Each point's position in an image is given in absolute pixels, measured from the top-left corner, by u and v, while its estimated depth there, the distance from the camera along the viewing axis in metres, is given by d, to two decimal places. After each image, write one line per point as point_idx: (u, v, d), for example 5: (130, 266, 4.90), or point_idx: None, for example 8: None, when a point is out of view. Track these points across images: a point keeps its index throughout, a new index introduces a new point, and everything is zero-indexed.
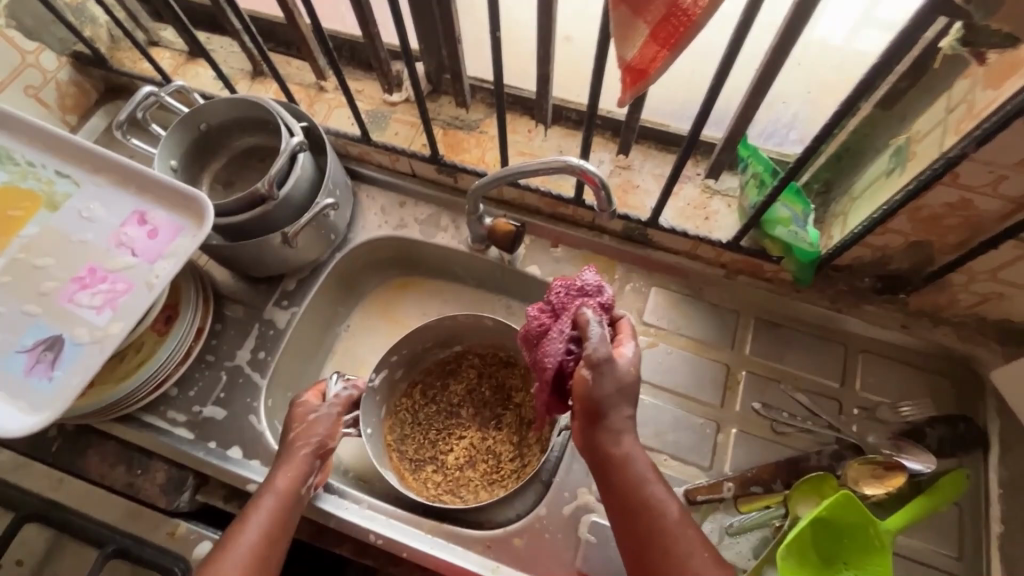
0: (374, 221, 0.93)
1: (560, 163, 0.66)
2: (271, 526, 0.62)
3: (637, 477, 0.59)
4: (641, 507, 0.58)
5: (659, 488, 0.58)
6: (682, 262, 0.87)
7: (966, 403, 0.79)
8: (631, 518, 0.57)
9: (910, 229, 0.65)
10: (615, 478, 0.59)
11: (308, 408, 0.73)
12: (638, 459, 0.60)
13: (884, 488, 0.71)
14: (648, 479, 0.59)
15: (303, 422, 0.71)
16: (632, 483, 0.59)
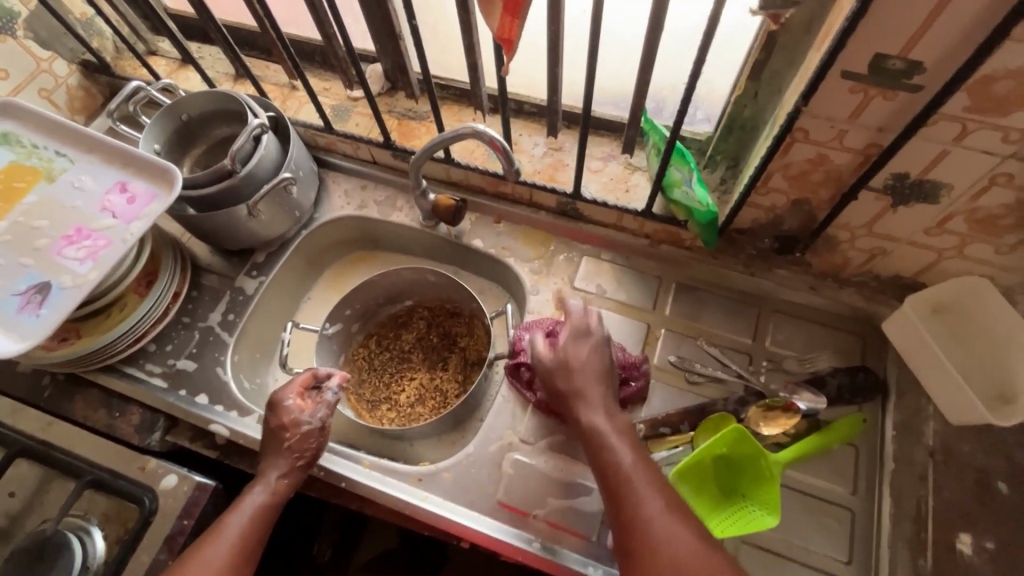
0: (338, 203, 1.04)
1: (468, 130, 0.77)
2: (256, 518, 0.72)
3: (602, 438, 0.64)
4: (608, 465, 0.62)
5: (625, 447, 0.63)
6: (609, 233, 0.96)
7: (870, 357, 0.85)
8: (598, 476, 0.62)
9: (787, 188, 0.73)
10: (584, 441, 0.65)
11: (298, 418, 0.78)
12: (602, 422, 0.65)
13: (778, 428, 0.78)
14: (613, 439, 0.64)
15: (295, 432, 0.77)
16: (597, 446, 0.64)
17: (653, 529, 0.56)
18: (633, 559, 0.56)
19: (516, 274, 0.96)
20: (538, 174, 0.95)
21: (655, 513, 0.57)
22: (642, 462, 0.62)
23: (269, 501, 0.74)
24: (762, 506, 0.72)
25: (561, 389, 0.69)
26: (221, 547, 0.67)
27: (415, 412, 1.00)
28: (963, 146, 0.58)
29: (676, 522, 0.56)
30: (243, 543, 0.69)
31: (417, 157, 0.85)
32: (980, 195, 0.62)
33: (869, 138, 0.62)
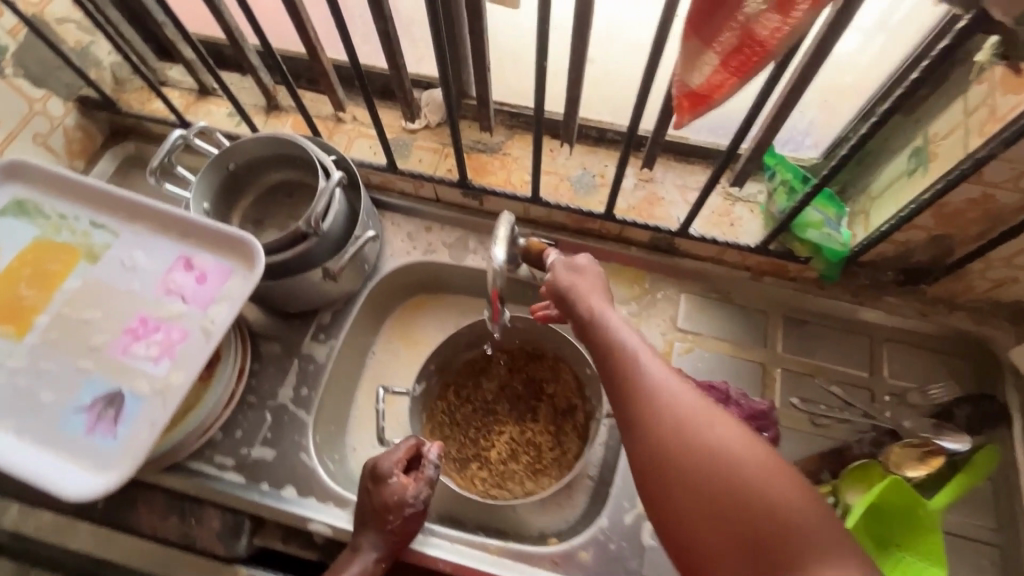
0: (402, 248, 0.94)
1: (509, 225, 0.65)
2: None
3: (643, 377, 0.51)
4: (640, 408, 0.50)
5: (671, 381, 0.51)
6: (707, 267, 0.90)
7: (985, 381, 0.83)
8: (644, 424, 0.49)
9: (932, 224, 0.69)
10: (619, 387, 0.52)
11: (400, 500, 0.70)
12: (638, 359, 0.53)
13: (925, 469, 0.73)
14: (651, 376, 0.51)
15: (396, 514, 0.70)
16: (645, 382, 0.51)
17: (736, 487, 0.44)
18: (685, 508, 0.46)
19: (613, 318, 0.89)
20: (632, 209, 0.88)
21: (741, 464, 0.45)
22: (691, 415, 0.48)
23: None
24: (924, 558, 0.68)
25: (597, 339, 0.58)
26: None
27: (508, 470, 0.90)
28: None
29: (772, 482, 0.44)
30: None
31: (511, 214, 0.67)
32: None
33: None
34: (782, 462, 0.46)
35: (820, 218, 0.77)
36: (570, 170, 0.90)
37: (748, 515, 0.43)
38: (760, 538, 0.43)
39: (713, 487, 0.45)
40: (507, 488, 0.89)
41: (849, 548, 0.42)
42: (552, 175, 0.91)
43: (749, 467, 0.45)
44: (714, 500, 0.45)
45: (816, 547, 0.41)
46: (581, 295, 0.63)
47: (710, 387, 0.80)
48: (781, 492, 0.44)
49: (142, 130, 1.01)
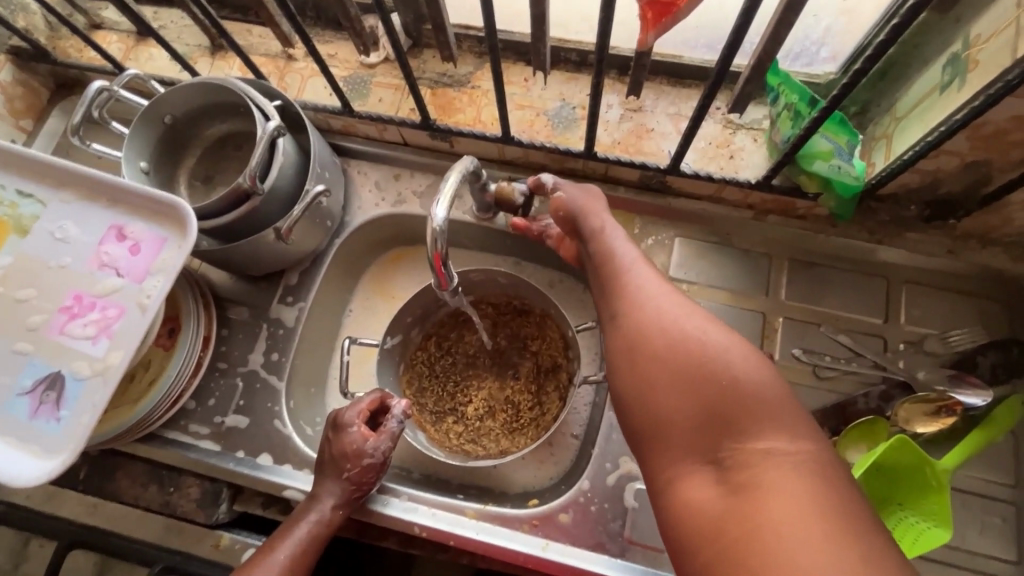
0: (370, 200, 0.86)
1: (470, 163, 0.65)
2: (298, 565, 0.64)
3: (626, 271, 0.59)
4: (620, 291, 0.57)
5: (647, 274, 0.58)
6: (705, 207, 0.81)
7: (1018, 326, 0.74)
8: (623, 303, 0.56)
9: (967, 149, 0.58)
10: (609, 278, 0.60)
11: (360, 450, 0.68)
12: (624, 258, 0.60)
13: (937, 425, 0.68)
14: (635, 271, 0.58)
15: (356, 464, 0.68)
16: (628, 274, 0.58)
17: (703, 359, 0.49)
18: (651, 374, 0.51)
19: None
20: (618, 144, 0.78)
21: (711, 344, 0.49)
22: (670, 303, 0.54)
23: (313, 540, 0.66)
24: (926, 518, 0.64)
25: (593, 247, 0.64)
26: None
27: (480, 428, 0.86)
28: None
29: (741, 363, 0.48)
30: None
31: (474, 159, 0.65)
32: None
33: None
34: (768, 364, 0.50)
35: (829, 147, 0.66)
36: (547, 103, 0.80)
37: (710, 382, 0.47)
38: (720, 404, 0.46)
39: (682, 358, 0.49)
40: (478, 445, 0.85)
41: (809, 444, 0.45)
42: (526, 109, 0.80)
43: (718, 347, 0.49)
44: (680, 367, 0.49)
45: (763, 419, 0.45)
46: (591, 214, 0.66)
47: None
48: (742, 369, 0.48)
49: (85, 82, 0.93)
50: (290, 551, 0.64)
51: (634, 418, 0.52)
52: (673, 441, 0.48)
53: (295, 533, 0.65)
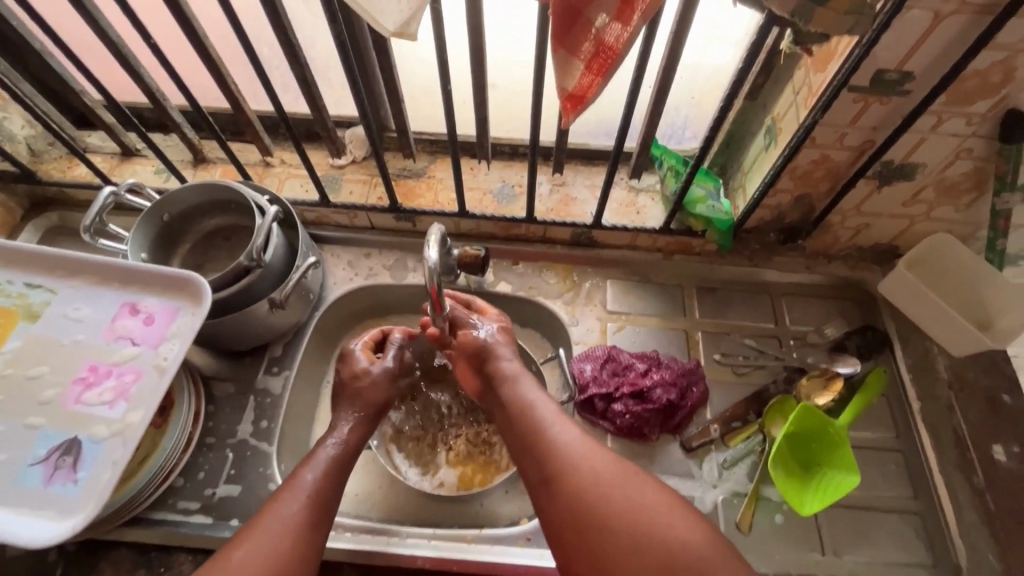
0: (344, 276, 0.99)
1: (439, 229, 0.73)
2: (323, 482, 0.68)
3: (548, 429, 0.69)
4: (540, 447, 0.68)
5: (567, 432, 0.69)
6: (626, 254, 1.01)
7: (867, 315, 0.97)
8: (550, 468, 0.66)
9: (793, 187, 0.83)
10: (532, 435, 0.70)
11: (356, 367, 0.82)
12: (545, 416, 0.71)
13: (830, 395, 0.86)
14: (552, 429, 0.69)
15: (365, 381, 0.80)
16: (552, 438, 0.68)
17: (610, 486, 0.63)
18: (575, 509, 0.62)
19: (550, 311, 0.97)
20: (551, 211, 0.98)
21: (615, 476, 0.63)
22: (585, 451, 0.66)
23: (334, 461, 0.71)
24: (840, 469, 0.78)
25: (518, 408, 0.73)
26: (278, 523, 0.62)
27: (469, 468, 0.92)
28: (941, 131, 0.72)
29: (634, 483, 0.63)
30: (311, 513, 0.65)
31: (440, 225, 0.73)
32: (948, 167, 0.77)
33: (866, 135, 0.73)
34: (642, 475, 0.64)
35: (703, 194, 0.90)
36: (491, 183, 0.99)
37: (635, 545, 0.58)
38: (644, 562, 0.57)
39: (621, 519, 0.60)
40: (470, 482, 0.91)
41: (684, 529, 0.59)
42: (474, 189, 0.99)
43: (610, 472, 0.64)
44: (598, 506, 0.61)
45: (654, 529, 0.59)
46: (523, 385, 0.76)
47: (644, 355, 0.89)
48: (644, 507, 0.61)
49: (65, 198, 1.01)
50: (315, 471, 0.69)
51: (557, 542, 0.63)
52: (610, 567, 0.59)
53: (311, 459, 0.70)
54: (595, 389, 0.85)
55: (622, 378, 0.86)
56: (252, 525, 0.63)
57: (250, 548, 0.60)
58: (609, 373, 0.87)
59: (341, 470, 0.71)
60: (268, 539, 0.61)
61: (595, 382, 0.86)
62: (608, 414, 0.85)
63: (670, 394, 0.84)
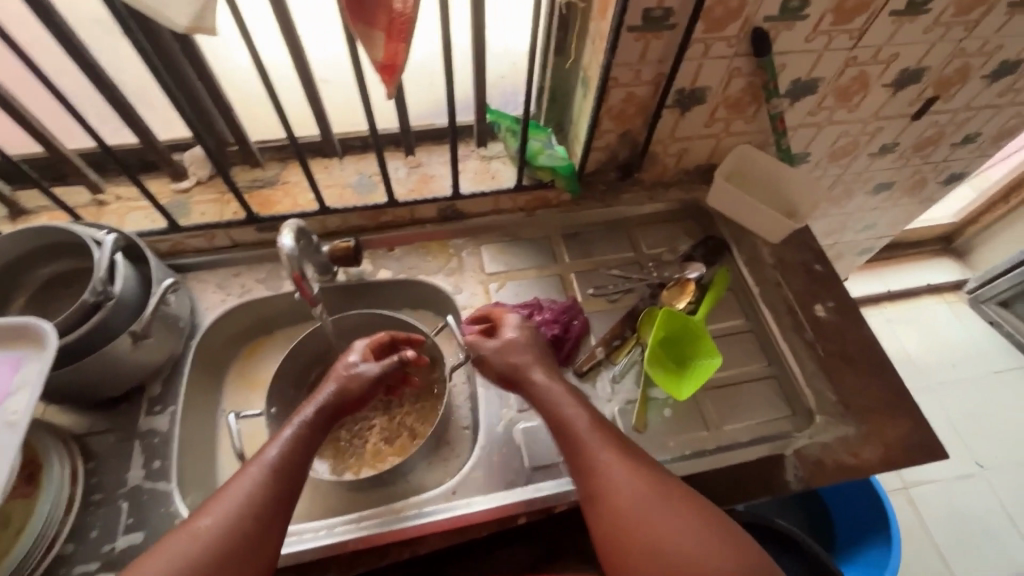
0: (216, 298, 0.96)
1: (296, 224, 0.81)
2: (280, 464, 0.67)
3: (598, 454, 0.70)
4: (589, 473, 0.69)
5: (610, 455, 0.69)
6: (493, 219, 1.08)
7: (706, 227, 1.12)
8: (599, 492, 0.68)
9: (615, 125, 0.94)
10: (579, 457, 0.71)
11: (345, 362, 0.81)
12: (589, 441, 0.71)
13: (687, 297, 0.99)
14: (597, 450, 0.70)
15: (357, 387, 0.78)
16: (602, 468, 0.69)
17: (661, 522, 0.64)
18: (626, 534, 0.65)
19: (434, 285, 1.01)
20: (411, 192, 1.02)
21: (666, 513, 0.64)
22: (606, 447, 0.70)
23: (293, 440, 0.70)
24: (705, 355, 0.91)
25: (560, 429, 0.73)
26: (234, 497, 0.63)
27: (394, 443, 0.96)
28: (711, 55, 0.85)
29: (686, 521, 0.64)
30: (262, 492, 0.64)
31: (293, 221, 0.80)
32: (728, 86, 0.92)
33: (656, 69, 0.85)
34: (695, 513, 0.65)
35: (539, 146, 0.98)
36: (348, 178, 1.01)
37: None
38: None
39: (667, 556, 0.62)
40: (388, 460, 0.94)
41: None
42: (332, 187, 1.00)
43: (663, 508, 0.65)
44: (648, 540, 0.63)
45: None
46: (559, 399, 0.76)
47: (527, 304, 0.96)
48: (691, 551, 0.62)
49: None
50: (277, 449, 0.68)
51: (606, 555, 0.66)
52: None
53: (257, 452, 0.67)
54: None
55: None
56: (219, 492, 0.64)
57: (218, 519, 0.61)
58: None
59: (297, 449, 0.69)
60: (231, 501, 0.63)
61: (484, 337, 0.92)
62: None
63: (552, 330, 0.92)
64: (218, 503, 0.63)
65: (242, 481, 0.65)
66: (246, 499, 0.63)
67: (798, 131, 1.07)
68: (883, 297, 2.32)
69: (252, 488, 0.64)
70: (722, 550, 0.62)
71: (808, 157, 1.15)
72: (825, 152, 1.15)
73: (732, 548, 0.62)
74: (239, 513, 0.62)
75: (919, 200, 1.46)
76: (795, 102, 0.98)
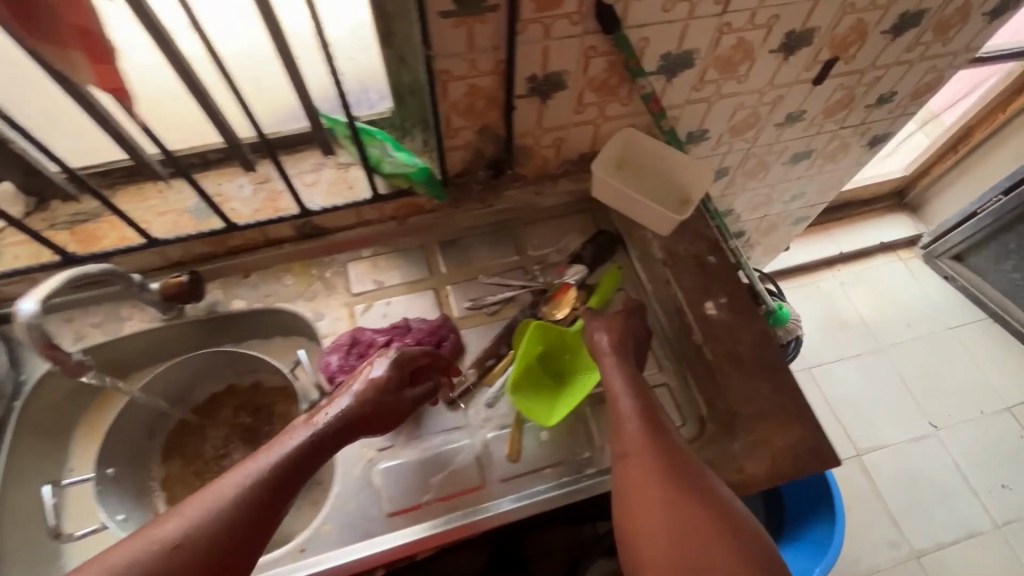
0: (44, 350, 0.86)
1: (66, 277, 0.68)
2: (285, 471, 0.63)
3: (638, 444, 0.70)
4: (631, 455, 0.69)
5: (645, 444, 0.69)
6: (360, 232, 0.98)
7: (598, 220, 1.02)
8: (634, 482, 0.67)
9: (467, 122, 0.84)
10: (625, 435, 0.71)
11: (371, 371, 0.72)
12: (640, 422, 0.71)
13: (566, 307, 0.89)
14: (643, 435, 0.70)
15: (391, 402, 0.72)
16: (645, 455, 0.68)
17: (691, 526, 0.62)
18: (648, 533, 0.63)
19: (294, 313, 0.92)
20: (258, 212, 0.91)
21: (693, 518, 0.62)
22: (634, 419, 0.72)
23: (304, 449, 0.65)
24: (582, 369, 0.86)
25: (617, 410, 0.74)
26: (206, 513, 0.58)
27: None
28: (555, 36, 0.75)
29: (715, 532, 0.62)
30: (248, 509, 0.60)
31: (80, 268, 0.71)
32: (587, 67, 0.81)
33: (493, 57, 0.75)
34: (722, 521, 0.63)
35: (378, 154, 0.87)
36: (185, 202, 0.91)
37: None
38: None
39: (689, 561, 0.60)
40: None
41: None
42: (166, 213, 0.90)
43: (690, 510, 0.63)
44: (673, 543, 0.61)
45: None
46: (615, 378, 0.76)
47: (392, 327, 0.88)
48: (720, 558, 0.60)
49: None
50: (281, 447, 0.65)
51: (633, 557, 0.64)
52: None
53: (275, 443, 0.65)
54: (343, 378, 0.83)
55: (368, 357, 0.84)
56: (197, 494, 0.60)
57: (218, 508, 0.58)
58: (351, 357, 0.84)
59: (299, 464, 0.65)
60: (212, 503, 0.59)
61: (339, 371, 0.84)
62: None
63: None
64: (194, 505, 0.59)
65: (226, 482, 0.61)
66: (224, 515, 0.58)
67: (686, 108, 0.96)
68: (836, 259, 2.23)
69: (235, 496, 0.60)
70: (749, 563, 0.60)
71: (706, 134, 1.05)
72: (725, 126, 1.05)
73: (744, 548, 0.61)
74: (222, 525, 0.58)
75: (845, 165, 1.36)
76: (672, 79, 0.88)
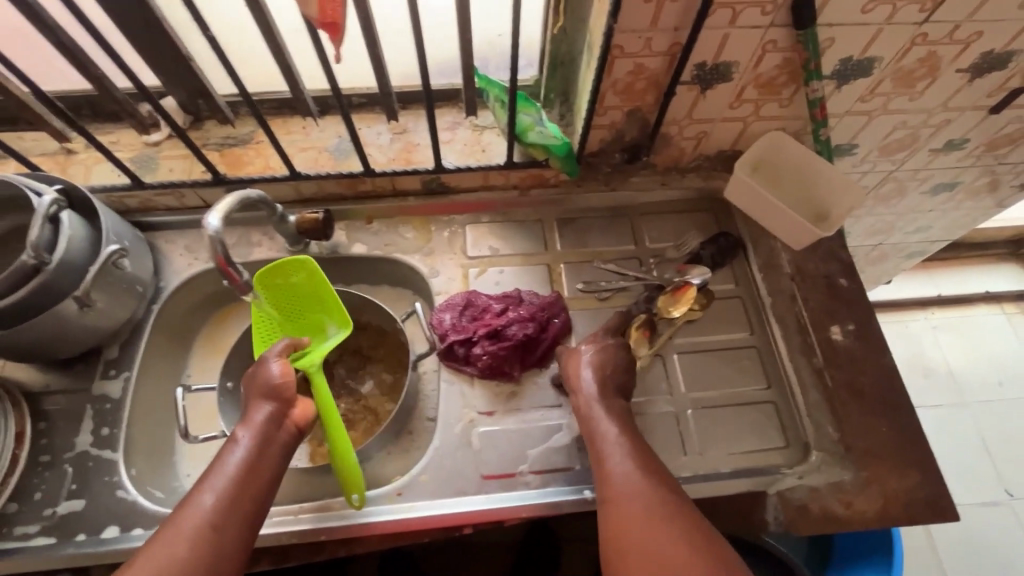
0: (182, 262, 0.90)
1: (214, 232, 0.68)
2: (250, 466, 0.64)
3: (616, 463, 0.67)
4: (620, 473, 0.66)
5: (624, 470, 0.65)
6: (482, 196, 0.98)
7: (724, 222, 0.98)
8: (609, 501, 0.64)
9: (621, 101, 0.82)
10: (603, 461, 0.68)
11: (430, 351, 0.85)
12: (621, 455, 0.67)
13: (683, 305, 0.87)
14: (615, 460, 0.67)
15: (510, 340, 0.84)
16: (614, 477, 0.65)
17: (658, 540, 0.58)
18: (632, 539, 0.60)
19: (410, 266, 0.94)
20: (393, 161, 0.93)
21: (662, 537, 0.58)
22: (617, 452, 0.68)
23: (250, 451, 0.65)
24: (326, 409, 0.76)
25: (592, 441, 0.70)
26: (179, 527, 0.57)
27: (357, 428, 0.92)
28: (739, 25, 0.71)
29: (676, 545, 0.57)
30: (225, 504, 0.59)
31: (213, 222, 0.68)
32: (760, 62, 0.78)
33: (670, 38, 0.72)
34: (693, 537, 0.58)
35: (528, 122, 0.88)
36: (327, 141, 0.93)
37: None
38: None
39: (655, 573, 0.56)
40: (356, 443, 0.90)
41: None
42: (306, 149, 0.93)
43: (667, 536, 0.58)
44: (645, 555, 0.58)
45: None
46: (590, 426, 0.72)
47: (504, 296, 0.88)
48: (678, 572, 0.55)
49: None
50: (246, 443, 0.65)
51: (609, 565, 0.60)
52: None
53: (215, 468, 0.62)
54: (454, 337, 0.84)
55: (480, 321, 0.86)
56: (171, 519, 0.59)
57: (221, 496, 0.60)
58: (463, 320, 0.86)
59: (259, 455, 0.65)
60: (176, 532, 0.57)
61: (453, 330, 0.85)
62: (470, 359, 0.84)
63: (526, 329, 0.84)
64: (158, 542, 0.56)
65: (202, 486, 0.61)
66: (196, 525, 0.57)
67: (845, 119, 0.90)
68: (932, 301, 2.04)
69: (208, 504, 0.59)
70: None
71: (853, 150, 0.99)
72: (877, 144, 0.98)
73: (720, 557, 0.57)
74: (189, 544, 0.56)
75: (985, 203, 1.25)
76: (842, 86, 0.83)
